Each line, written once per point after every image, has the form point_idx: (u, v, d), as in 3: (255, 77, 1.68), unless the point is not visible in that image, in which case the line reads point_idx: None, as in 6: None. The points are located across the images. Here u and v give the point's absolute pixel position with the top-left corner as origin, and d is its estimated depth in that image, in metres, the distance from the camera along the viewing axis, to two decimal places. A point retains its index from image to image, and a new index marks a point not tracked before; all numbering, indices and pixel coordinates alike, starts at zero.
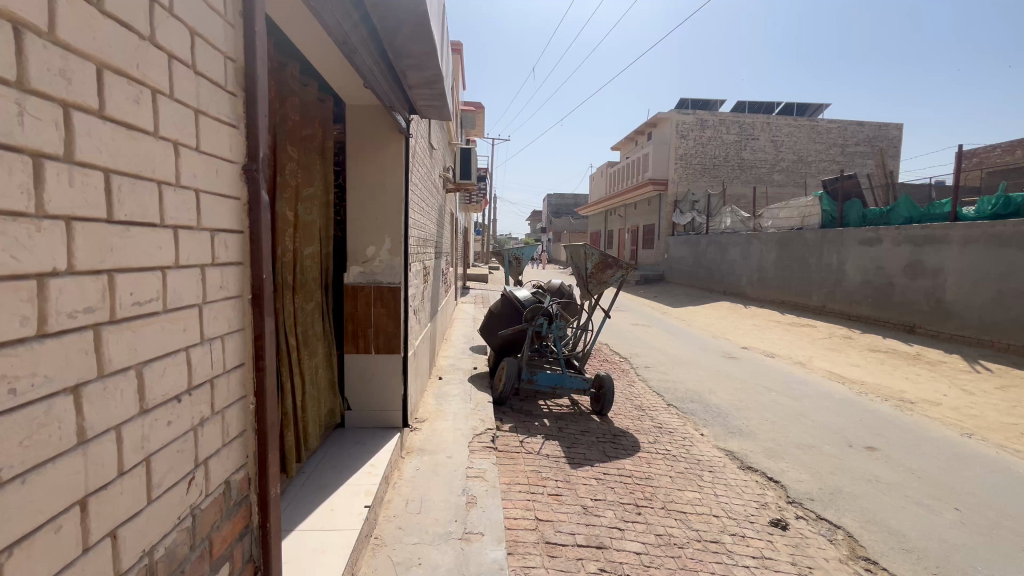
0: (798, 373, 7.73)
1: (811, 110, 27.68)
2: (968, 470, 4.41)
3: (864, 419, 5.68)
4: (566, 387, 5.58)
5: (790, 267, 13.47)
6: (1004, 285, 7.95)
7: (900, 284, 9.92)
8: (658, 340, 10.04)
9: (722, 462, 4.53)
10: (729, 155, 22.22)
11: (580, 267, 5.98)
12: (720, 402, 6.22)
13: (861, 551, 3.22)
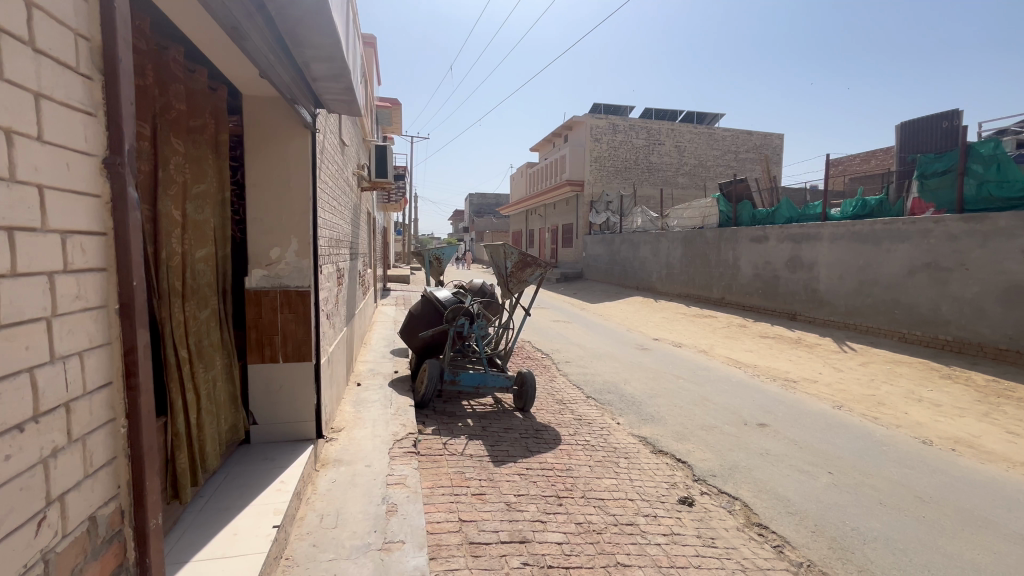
0: (702, 360, 8.42)
1: (709, 118, 30.23)
2: (839, 437, 5.08)
3: (757, 399, 6.32)
4: (489, 386, 5.60)
5: (694, 264, 14.59)
6: (863, 276, 9.23)
7: (784, 277, 11.16)
8: (577, 335, 10.43)
9: (636, 448, 4.80)
10: (639, 159, 23.60)
11: (500, 266, 6.03)
12: (634, 392, 6.60)
13: (755, 519, 3.57)
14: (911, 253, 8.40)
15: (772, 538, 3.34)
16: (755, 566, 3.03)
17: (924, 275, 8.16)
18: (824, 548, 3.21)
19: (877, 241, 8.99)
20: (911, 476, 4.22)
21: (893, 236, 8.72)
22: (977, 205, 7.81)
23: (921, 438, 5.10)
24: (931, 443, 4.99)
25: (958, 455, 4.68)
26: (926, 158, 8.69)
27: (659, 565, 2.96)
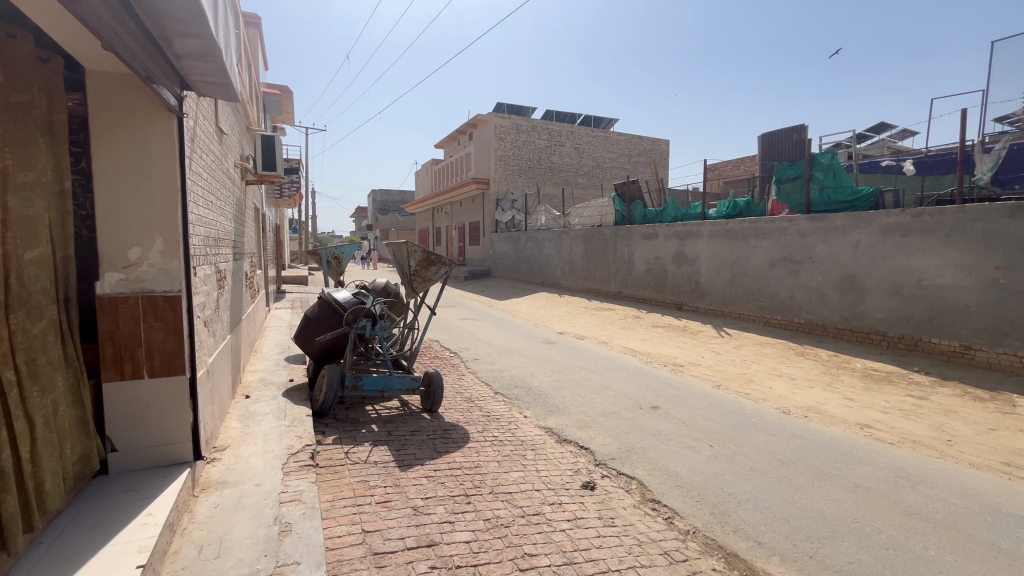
0: (602, 351, 8.91)
1: (604, 122, 32.18)
2: (718, 413, 5.68)
3: (651, 384, 6.85)
4: (394, 389, 5.42)
5: (594, 260, 15.40)
6: (735, 268, 10.40)
7: (671, 271, 12.21)
8: (485, 332, 10.48)
9: (542, 440, 4.94)
10: (541, 159, 24.33)
11: (402, 265, 5.84)
12: (540, 385, 6.80)
13: (649, 495, 3.85)
14: (771, 248, 9.63)
15: (664, 512, 3.62)
16: (650, 539, 3.26)
17: (782, 267, 9.41)
18: (706, 514, 3.56)
19: (745, 237, 10.17)
20: (776, 443, 4.83)
21: (758, 234, 9.93)
22: (819, 207, 9.16)
23: (782, 409, 5.87)
24: (790, 412, 5.75)
25: (810, 421, 5.45)
26: (780, 166, 10.01)
27: (564, 550, 3.08)
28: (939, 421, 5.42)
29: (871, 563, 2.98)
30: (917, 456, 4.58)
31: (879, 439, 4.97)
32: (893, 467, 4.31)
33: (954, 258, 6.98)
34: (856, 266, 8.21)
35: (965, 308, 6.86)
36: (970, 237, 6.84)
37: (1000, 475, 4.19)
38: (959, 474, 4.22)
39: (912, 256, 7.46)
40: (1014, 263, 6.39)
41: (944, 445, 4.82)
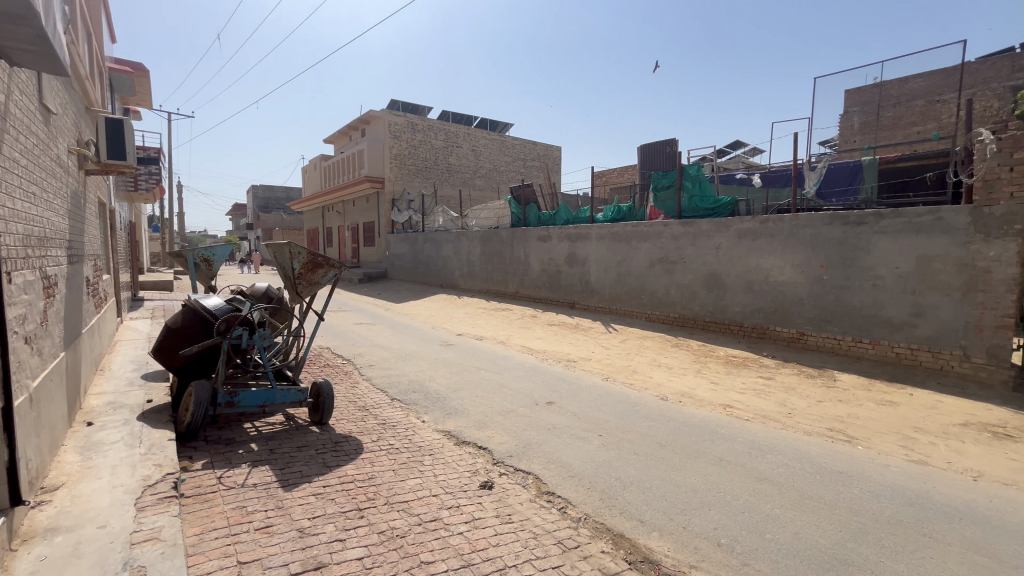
0: (500, 350, 9.04)
1: (500, 125, 32.83)
2: (607, 404, 6.08)
3: (546, 380, 7.11)
4: (277, 403, 4.97)
5: (492, 261, 15.61)
6: (621, 268, 11.22)
7: (564, 271, 12.81)
8: (381, 337, 10.09)
9: (440, 443, 4.89)
10: (438, 159, 24.09)
11: (285, 267, 5.37)
12: (438, 388, 6.71)
13: (544, 487, 4.00)
14: (650, 249, 10.55)
15: (558, 503, 3.77)
16: (545, 530, 3.38)
17: (660, 267, 10.36)
18: (596, 500, 3.78)
19: (628, 240, 11.03)
20: (656, 428, 5.29)
21: (639, 237, 10.82)
22: (690, 213, 10.24)
23: (660, 396, 6.46)
24: (667, 398, 6.35)
25: (684, 405, 6.07)
26: (658, 176, 11.04)
27: (461, 553, 3.07)
28: (782, 397, 6.36)
29: (732, 527, 3.39)
30: (768, 429, 5.31)
31: (739, 417, 5.67)
32: (749, 440, 4.96)
33: (791, 259, 8.23)
34: (718, 266, 9.31)
35: (799, 301, 8.13)
36: (802, 241, 8.11)
37: (826, 439, 5.02)
38: (798, 441, 4.98)
39: (761, 257, 8.66)
40: (834, 263, 7.71)
41: (786, 418, 5.65)
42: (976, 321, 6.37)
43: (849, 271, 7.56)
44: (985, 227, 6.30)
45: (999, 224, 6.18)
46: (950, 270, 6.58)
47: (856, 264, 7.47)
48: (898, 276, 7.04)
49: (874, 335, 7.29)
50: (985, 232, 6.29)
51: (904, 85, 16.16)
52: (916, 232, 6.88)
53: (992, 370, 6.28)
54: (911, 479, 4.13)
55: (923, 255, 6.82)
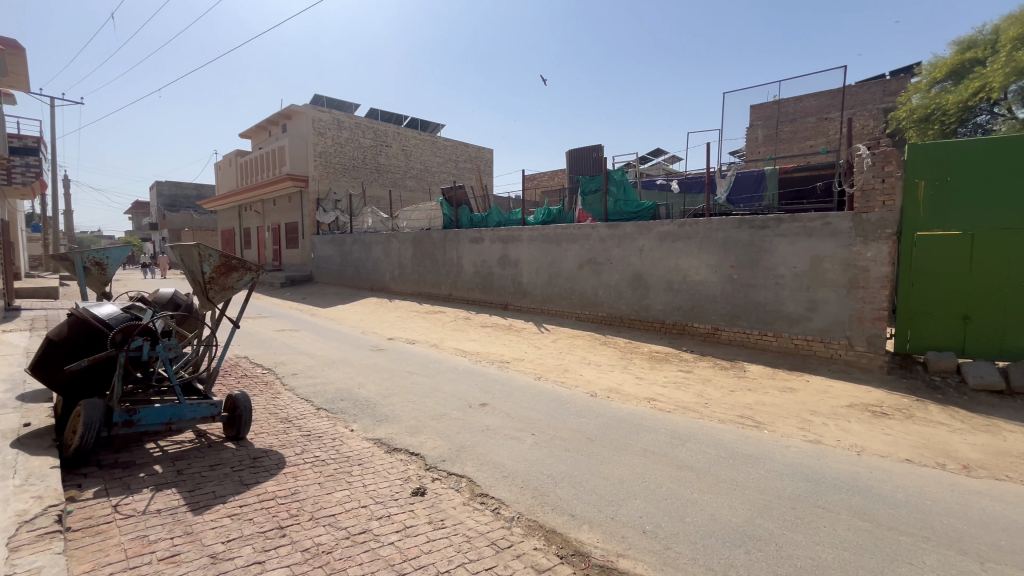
0: (433, 354, 8.92)
1: (430, 125, 32.47)
2: (540, 403, 6.18)
3: (479, 382, 7.09)
4: (185, 419, 4.55)
5: (424, 263, 15.36)
6: (552, 269, 11.48)
7: (497, 273, 12.90)
8: (305, 344, 9.57)
9: (370, 452, 4.72)
10: (366, 158, 23.32)
11: (193, 271, 4.93)
12: (368, 395, 6.47)
13: (477, 490, 3.99)
14: (579, 251, 10.90)
15: (491, 504, 3.78)
16: (478, 533, 3.37)
17: (588, 268, 10.73)
18: (528, 499, 3.82)
19: (559, 242, 11.32)
20: (586, 424, 5.46)
21: (568, 239, 11.14)
22: (615, 216, 10.69)
23: (590, 392, 6.68)
24: (596, 395, 6.59)
25: (611, 400, 6.33)
26: (586, 180, 11.43)
27: (392, 563, 2.98)
28: (699, 388, 6.83)
29: (656, 514, 3.58)
30: (687, 419, 5.67)
31: (662, 409, 6.01)
32: (671, 430, 5.27)
33: (706, 260, 8.85)
34: (641, 266, 9.80)
35: (713, 299, 8.77)
36: (715, 243, 8.75)
37: (738, 426, 5.44)
38: (714, 429, 5.35)
39: (679, 257, 9.23)
40: (742, 263, 8.38)
41: (703, 408, 6.06)
42: (858, 314, 7.22)
43: (755, 271, 8.25)
44: (864, 231, 7.13)
45: (875, 228, 7.04)
46: (837, 269, 7.40)
47: (761, 264, 8.18)
48: (796, 275, 7.80)
49: (777, 329, 8.03)
50: (864, 235, 7.13)
51: (798, 103, 18.00)
52: (809, 236, 7.66)
53: (871, 357, 7.16)
54: (808, 458, 4.59)
55: (815, 256, 7.61)
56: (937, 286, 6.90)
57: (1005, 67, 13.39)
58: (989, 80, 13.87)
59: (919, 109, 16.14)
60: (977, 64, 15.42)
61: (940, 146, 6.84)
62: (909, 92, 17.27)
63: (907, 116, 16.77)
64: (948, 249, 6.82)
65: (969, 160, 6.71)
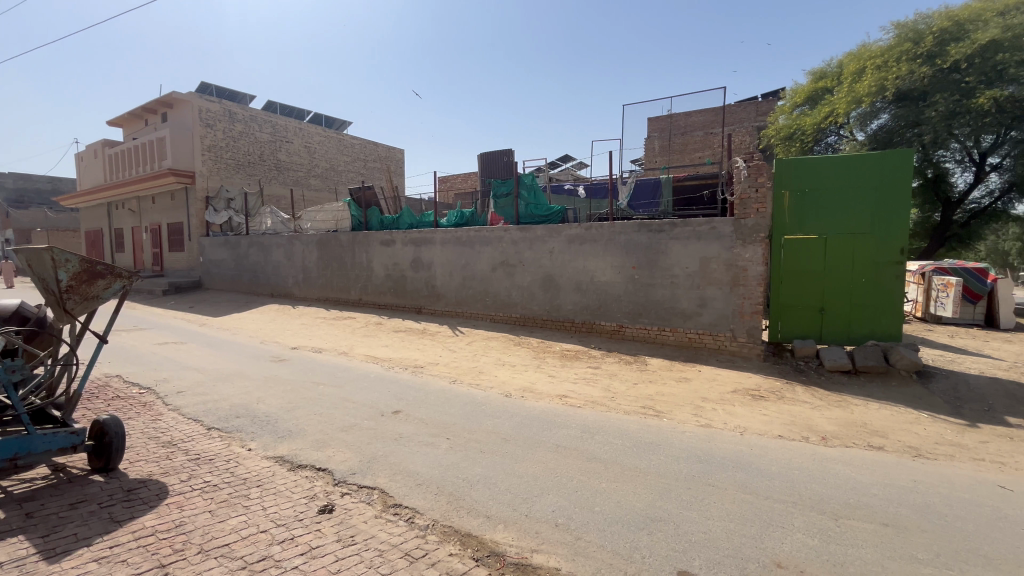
0: (342, 362, 8.47)
1: (336, 122, 31.10)
2: (456, 407, 6.14)
3: (392, 389, 6.86)
4: (36, 453, 3.86)
5: (331, 267, 14.56)
6: (466, 271, 11.46)
7: (410, 276, 12.62)
8: (192, 358, 8.59)
9: (270, 472, 4.37)
10: (263, 154, 21.64)
11: (44, 279, 4.21)
12: (268, 409, 5.99)
13: (390, 501, 3.86)
14: (492, 253, 11.01)
15: (405, 513, 3.68)
16: (391, 545, 3.26)
17: (501, 270, 10.87)
18: (443, 505, 3.77)
19: (472, 244, 11.35)
20: (501, 425, 5.51)
21: (481, 241, 11.20)
22: (526, 220, 10.96)
23: (504, 393, 6.77)
24: (510, 395, 6.70)
25: (526, 400, 6.47)
26: (496, 184, 11.54)
27: None
28: (606, 383, 7.22)
29: (568, 506, 3.71)
30: (596, 413, 5.97)
31: (573, 405, 6.26)
32: (582, 424, 5.51)
33: (610, 262, 9.37)
34: (552, 268, 10.14)
35: (618, 298, 9.32)
36: (618, 245, 9.29)
37: (642, 416, 5.83)
38: (620, 421, 5.69)
39: (587, 259, 9.68)
40: (642, 264, 9.00)
41: (611, 401, 6.41)
42: (739, 309, 8.09)
43: (653, 271, 8.90)
44: (743, 234, 8.01)
45: (751, 232, 7.94)
46: (721, 269, 8.23)
47: (658, 265, 8.84)
48: (688, 275, 8.53)
49: (673, 324, 8.74)
50: (743, 238, 8.00)
51: (688, 118, 19.79)
52: (698, 239, 8.43)
53: (750, 346, 8.05)
54: (701, 441, 5.04)
55: (704, 257, 8.39)
56: (799, 283, 7.94)
57: (847, 96, 15.85)
58: (835, 107, 16.33)
59: (785, 128, 18.55)
60: (826, 92, 18.07)
61: (801, 161, 7.82)
62: (777, 113, 19.77)
63: (775, 134, 19.19)
64: (807, 250, 7.88)
65: (823, 174, 7.73)
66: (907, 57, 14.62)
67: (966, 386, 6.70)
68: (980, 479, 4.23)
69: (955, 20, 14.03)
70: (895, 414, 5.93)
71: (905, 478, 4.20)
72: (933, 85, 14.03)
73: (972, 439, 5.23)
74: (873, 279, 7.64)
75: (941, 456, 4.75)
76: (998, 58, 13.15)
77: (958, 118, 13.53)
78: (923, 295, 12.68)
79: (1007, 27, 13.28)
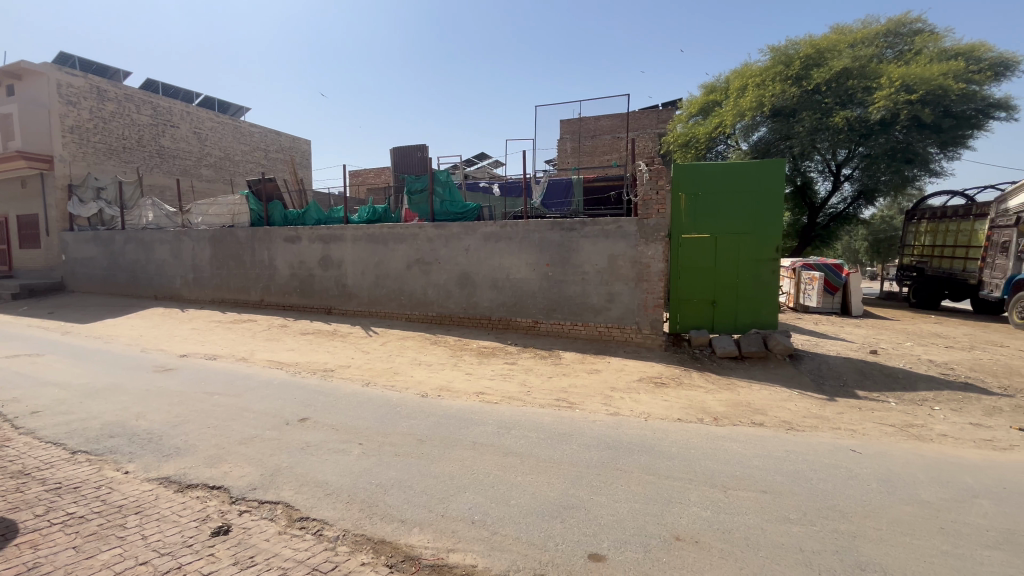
0: (240, 369, 7.78)
1: (231, 108, 28.58)
2: (369, 410, 5.90)
3: (299, 395, 6.43)
4: None
5: (228, 265, 13.31)
6: (379, 269, 11.07)
7: (318, 275, 11.91)
8: (51, 372, 7.38)
9: (153, 496, 3.89)
10: (142, 139, 19.30)
11: None
12: (151, 426, 5.33)
13: (296, 515, 3.61)
14: (407, 251, 10.74)
15: (313, 526, 3.47)
16: (296, 562, 3.06)
17: (417, 268, 10.64)
18: (355, 513, 3.61)
19: (385, 242, 10.98)
20: (417, 426, 5.39)
21: (395, 239, 10.87)
22: (442, 217, 10.84)
23: (421, 393, 6.64)
24: (427, 395, 6.59)
25: (442, 399, 6.40)
26: (411, 180, 11.33)
27: None
28: (522, 378, 7.38)
29: (485, 503, 3.73)
30: (512, 407, 6.08)
31: (490, 402, 6.30)
32: (499, 420, 5.57)
33: (525, 259, 9.56)
34: (468, 266, 10.11)
35: (532, 294, 9.55)
36: (532, 243, 9.50)
37: (556, 409, 6.02)
38: (535, 414, 5.83)
39: (502, 257, 9.78)
40: (555, 262, 9.30)
41: (527, 396, 6.56)
42: (644, 303, 8.66)
43: (566, 268, 9.23)
44: (645, 233, 8.58)
45: (652, 232, 8.52)
46: (627, 265, 8.76)
47: (570, 262, 9.19)
48: (598, 271, 8.97)
49: (584, 319, 9.15)
50: (645, 237, 8.57)
51: (597, 122, 20.79)
52: (606, 238, 8.88)
53: (653, 338, 8.66)
54: (611, 429, 5.32)
55: (612, 255, 8.86)
56: (694, 279, 8.67)
57: (733, 109, 17.55)
58: (724, 119, 18.06)
59: (682, 136, 20.16)
60: (715, 105, 19.83)
61: (695, 167, 8.53)
62: (675, 122, 21.48)
63: (673, 141, 20.81)
64: (701, 249, 8.62)
65: (714, 180, 8.48)
66: (780, 78, 16.62)
67: (827, 365, 7.76)
68: (837, 444, 4.93)
69: (816, 48, 16.17)
70: (773, 394, 6.71)
71: (779, 449, 4.78)
72: (801, 104, 16.00)
73: (832, 411, 6.06)
74: (755, 275, 8.54)
75: (808, 428, 5.47)
76: (849, 84, 15.53)
77: (820, 134, 15.55)
78: (794, 287, 14.41)
79: (855, 58, 15.64)
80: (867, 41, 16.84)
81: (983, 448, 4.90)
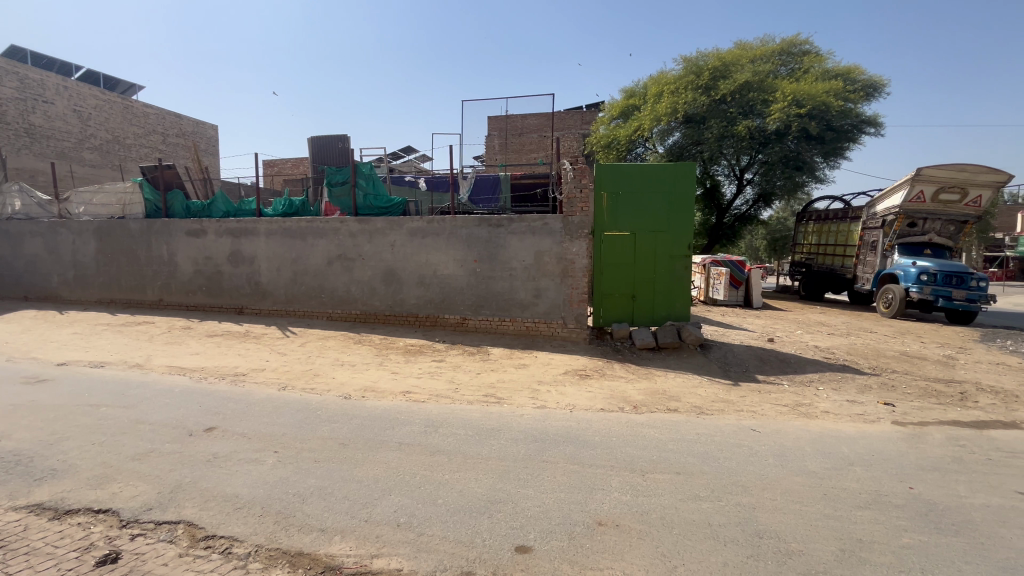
0: (133, 376, 6.96)
1: (122, 86, 25.62)
2: (285, 415, 5.55)
3: (204, 403, 5.89)
4: None
5: (117, 261, 11.87)
6: (297, 266, 10.43)
7: (227, 272, 10.98)
8: None
9: (20, 527, 3.37)
10: (7, 116, 16.73)
11: None
12: (17, 447, 4.60)
13: (200, 533, 3.31)
14: (328, 247, 10.21)
15: (219, 545, 3.20)
16: None
17: (338, 264, 10.16)
18: (270, 525, 3.38)
19: (303, 236, 10.35)
20: (338, 429, 5.15)
21: (314, 233, 10.29)
22: (365, 211, 10.45)
23: (343, 395, 6.35)
24: (350, 396, 6.32)
25: (366, 400, 6.17)
26: (331, 171, 10.76)
27: None
28: (451, 375, 7.30)
29: (411, 504, 3.65)
30: (439, 405, 5.99)
31: (417, 401, 6.17)
32: (426, 419, 5.47)
33: (453, 255, 9.46)
34: (393, 262, 9.82)
35: (460, 291, 9.48)
36: (460, 239, 9.42)
37: (484, 405, 6.03)
38: (463, 411, 5.81)
39: (429, 253, 9.61)
40: (483, 258, 9.29)
41: (455, 393, 6.49)
42: (569, 298, 8.92)
43: (494, 264, 9.25)
44: (570, 230, 8.83)
45: (577, 229, 8.78)
46: (554, 262, 8.96)
47: (498, 258, 9.22)
48: (525, 267, 9.08)
49: (512, 315, 9.24)
50: (570, 234, 8.82)
51: (523, 120, 21.10)
52: (533, 234, 9.02)
53: (578, 331, 8.95)
54: (537, 422, 5.42)
55: (538, 251, 9.01)
56: (616, 274, 9.07)
57: (651, 114, 18.55)
58: (642, 123, 19.05)
59: (605, 138, 20.98)
60: (635, 109, 20.83)
61: (615, 168, 8.90)
62: (598, 124, 22.32)
63: (597, 142, 21.60)
64: (621, 245, 9.03)
65: (633, 180, 8.90)
66: (691, 86, 17.84)
67: (732, 353, 8.47)
68: (740, 425, 5.40)
69: (722, 61, 17.57)
70: (685, 381, 7.19)
71: (691, 433, 5.14)
72: (710, 112, 17.28)
73: (736, 395, 6.62)
74: (670, 271, 9.08)
75: (715, 412, 5.93)
76: (750, 96, 17.02)
77: (726, 141, 16.92)
78: (704, 282, 15.56)
79: (755, 73, 17.16)
80: (766, 58, 18.52)
81: (858, 421, 5.61)
